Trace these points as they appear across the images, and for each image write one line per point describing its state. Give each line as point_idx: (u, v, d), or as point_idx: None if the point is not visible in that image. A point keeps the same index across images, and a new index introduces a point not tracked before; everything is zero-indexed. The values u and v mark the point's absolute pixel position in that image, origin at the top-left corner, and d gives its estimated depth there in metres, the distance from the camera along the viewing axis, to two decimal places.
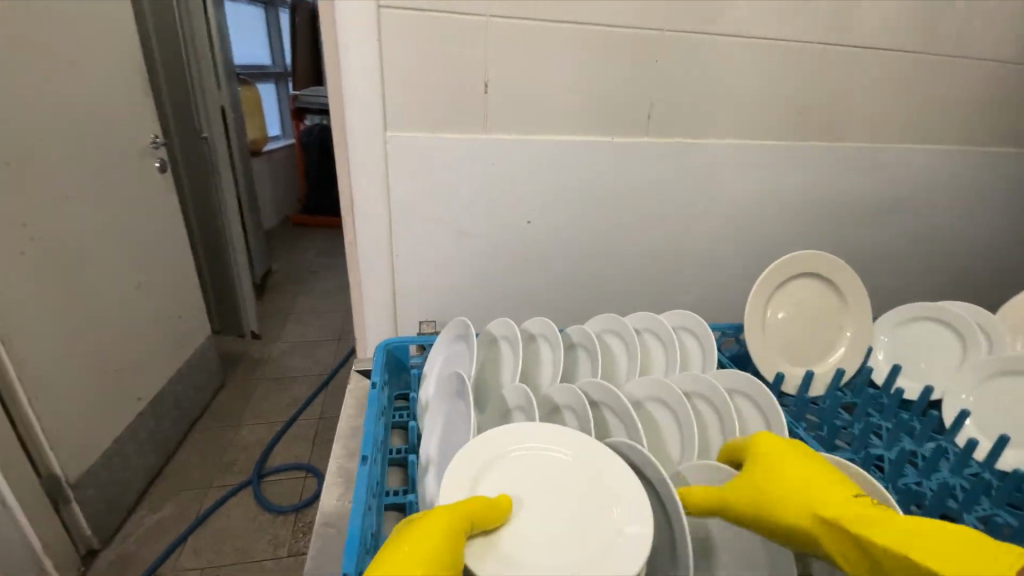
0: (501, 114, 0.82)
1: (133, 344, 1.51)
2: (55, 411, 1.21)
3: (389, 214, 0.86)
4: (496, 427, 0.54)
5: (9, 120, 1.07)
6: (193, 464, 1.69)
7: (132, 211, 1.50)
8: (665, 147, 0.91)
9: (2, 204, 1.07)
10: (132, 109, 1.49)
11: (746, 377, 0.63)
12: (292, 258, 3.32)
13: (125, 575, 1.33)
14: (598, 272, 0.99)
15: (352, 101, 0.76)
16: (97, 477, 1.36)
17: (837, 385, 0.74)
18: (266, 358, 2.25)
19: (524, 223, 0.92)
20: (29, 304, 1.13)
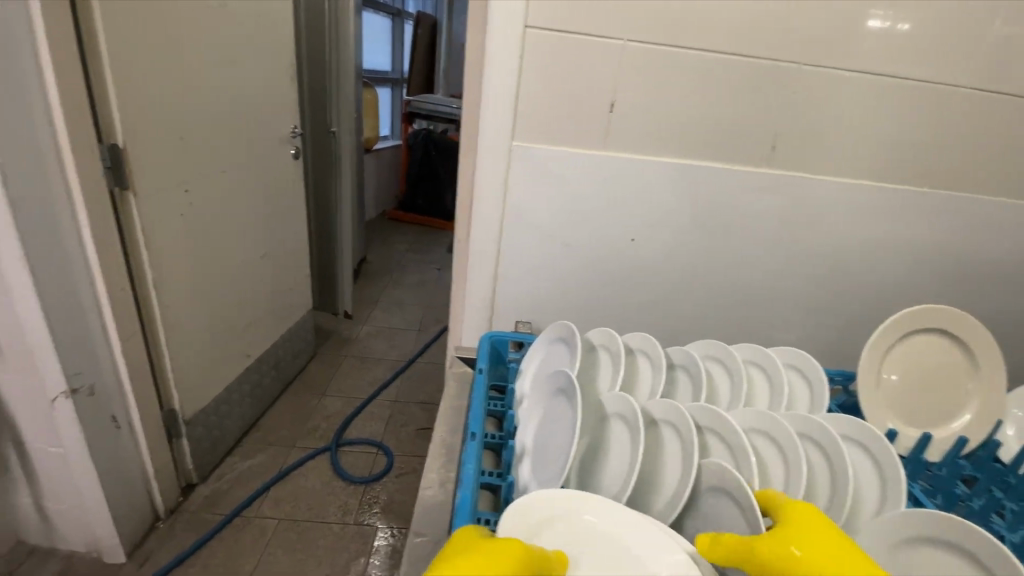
0: (620, 133, 0.85)
1: (249, 307, 1.70)
2: (182, 354, 1.40)
3: (502, 218, 0.91)
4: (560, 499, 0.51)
5: (186, 102, 1.28)
6: (281, 423, 1.85)
7: (267, 190, 1.70)
8: (783, 182, 0.89)
9: (173, 172, 1.26)
10: (279, 102, 1.70)
11: (857, 422, 0.63)
12: (386, 250, 3.54)
13: (215, 510, 1.49)
14: (697, 298, 0.98)
15: (486, 111, 0.83)
16: (205, 418, 1.54)
17: (956, 454, 0.71)
18: (353, 339, 2.41)
19: (628, 241, 0.93)
20: (177, 259, 1.33)
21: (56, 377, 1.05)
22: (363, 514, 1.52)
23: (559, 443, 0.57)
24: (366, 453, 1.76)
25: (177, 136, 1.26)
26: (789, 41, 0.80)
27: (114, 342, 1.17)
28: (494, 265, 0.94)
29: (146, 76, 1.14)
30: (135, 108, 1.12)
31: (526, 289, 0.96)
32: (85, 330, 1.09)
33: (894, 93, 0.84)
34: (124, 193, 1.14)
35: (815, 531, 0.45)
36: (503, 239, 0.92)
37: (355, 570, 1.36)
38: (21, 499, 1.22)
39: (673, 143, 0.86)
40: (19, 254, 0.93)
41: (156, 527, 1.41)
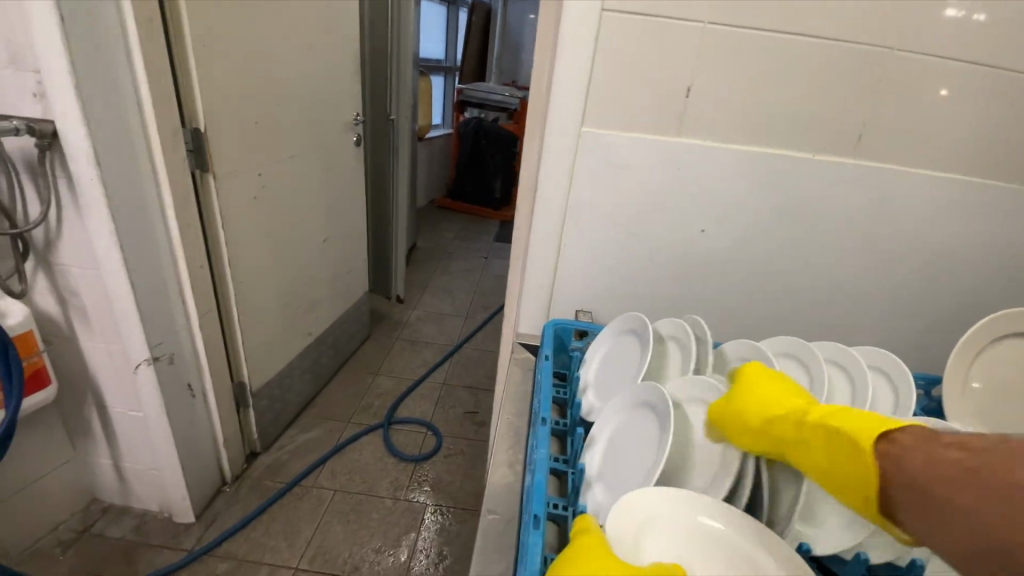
0: (696, 119, 0.82)
1: (311, 287, 1.77)
2: (250, 330, 1.48)
3: (567, 206, 0.90)
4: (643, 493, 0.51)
5: (261, 89, 1.33)
6: (336, 400, 1.93)
7: (330, 175, 1.76)
8: (871, 173, 0.84)
9: (248, 156, 1.33)
10: (343, 89, 1.75)
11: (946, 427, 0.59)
12: (435, 237, 3.59)
13: (277, 478, 1.57)
14: (768, 293, 0.94)
15: (557, 98, 0.82)
16: (269, 391, 1.63)
17: None
18: (404, 322, 2.47)
19: (698, 231, 0.90)
20: (249, 238, 1.40)
21: (140, 346, 1.13)
22: (413, 491, 1.57)
23: (636, 439, 0.57)
24: (416, 432, 1.81)
25: (252, 122, 1.32)
26: (890, 21, 0.74)
27: (191, 315, 1.25)
28: (557, 252, 0.94)
29: (225, 64, 1.19)
30: (216, 95, 1.18)
31: (587, 277, 0.95)
32: (168, 303, 1.17)
33: (1005, 78, 0.77)
34: (204, 174, 1.20)
35: (769, 389, 0.60)
36: (568, 227, 0.92)
37: (406, 544, 1.41)
38: (107, 457, 1.34)
39: (751, 131, 0.82)
40: (112, 230, 1.01)
41: (223, 491, 1.50)
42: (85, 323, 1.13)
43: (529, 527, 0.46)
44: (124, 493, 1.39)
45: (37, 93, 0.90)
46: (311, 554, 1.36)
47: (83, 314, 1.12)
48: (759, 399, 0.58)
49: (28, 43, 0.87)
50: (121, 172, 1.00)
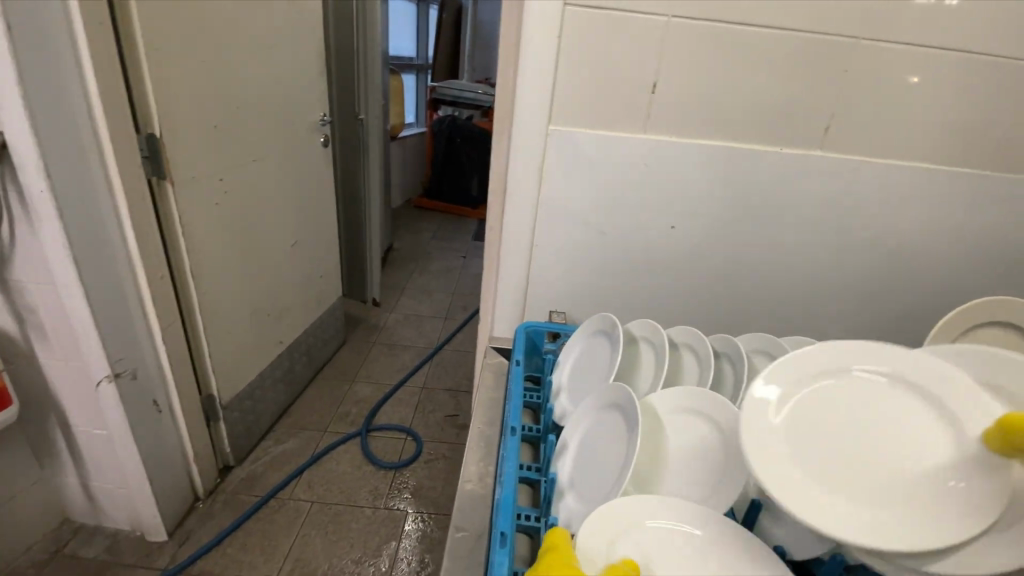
0: (662, 115, 0.81)
1: (282, 294, 1.72)
2: (218, 341, 1.43)
3: (537, 206, 0.88)
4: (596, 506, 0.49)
5: (220, 91, 1.29)
6: (313, 408, 1.89)
7: (298, 178, 1.71)
8: (836, 166, 0.84)
9: (208, 162, 1.28)
10: (309, 90, 1.70)
11: None
12: (412, 238, 3.55)
13: (252, 492, 1.53)
14: (739, 288, 0.95)
15: (522, 96, 0.80)
16: (241, 403, 1.58)
17: None
18: (382, 325, 2.43)
19: (668, 228, 0.90)
20: (212, 246, 1.35)
21: (101, 363, 1.08)
22: (394, 499, 1.54)
23: (603, 455, 0.56)
24: (396, 438, 1.78)
25: (211, 125, 1.28)
26: (849, 14, 0.74)
27: (153, 328, 1.20)
28: (528, 253, 0.92)
29: (181, 66, 1.15)
30: (171, 98, 1.13)
31: (559, 277, 0.94)
32: (127, 317, 1.12)
33: (964, 69, 0.78)
34: (161, 182, 1.16)
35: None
36: (538, 227, 0.90)
37: (387, 554, 1.38)
38: (72, 478, 1.28)
39: (719, 125, 0.82)
40: (65, 245, 0.95)
41: (196, 508, 1.45)
42: (40, 341, 1.07)
43: (496, 546, 0.45)
44: (92, 514, 1.33)
45: None
46: (289, 569, 1.32)
47: (37, 331, 1.06)
48: None
49: None
50: (75, 184, 0.94)
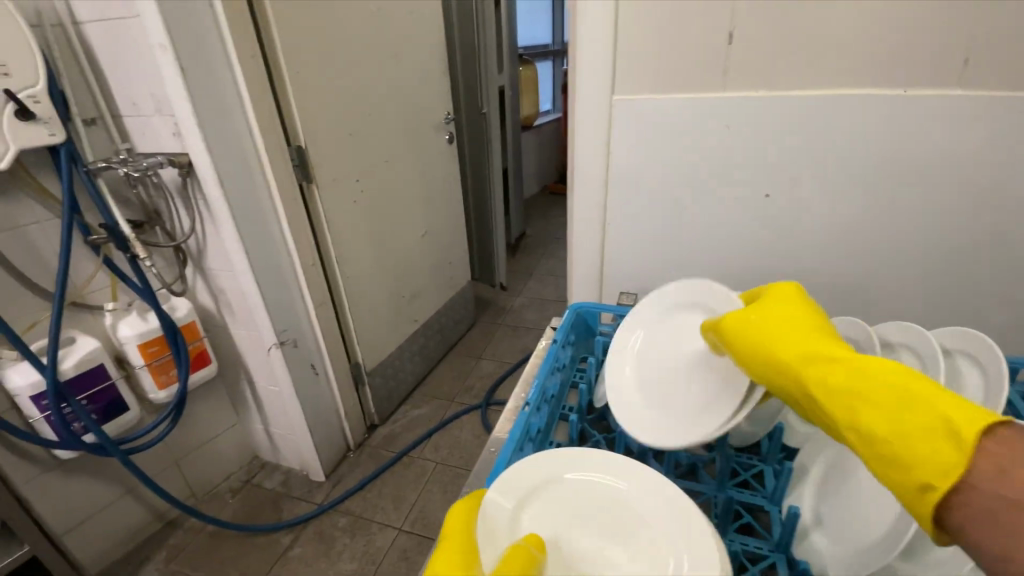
0: (747, 67, 0.71)
1: (415, 277, 1.93)
2: (360, 317, 1.67)
3: (608, 181, 0.86)
4: (511, 477, 0.52)
5: (354, 101, 1.49)
6: (444, 380, 2.10)
7: (425, 173, 1.89)
8: (1006, 101, 0.63)
9: (346, 165, 1.50)
10: (433, 90, 1.86)
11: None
12: (546, 224, 3.62)
13: (391, 447, 1.77)
14: (861, 264, 0.79)
15: (586, 68, 0.78)
16: (382, 371, 1.83)
17: None
18: (509, 308, 2.56)
19: (762, 197, 0.79)
20: (353, 237, 1.58)
21: (269, 333, 1.35)
22: None
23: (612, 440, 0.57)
24: None
25: (347, 133, 1.49)
26: None
27: (309, 306, 1.46)
28: (601, 232, 0.91)
29: (317, 85, 1.36)
30: (312, 114, 1.35)
31: (640, 255, 0.90)
32: (288, 297, 1.39)
33: None
34: (309, 185, 1.39)
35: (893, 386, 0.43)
36: (610, 203, 0.88)
37: None
38: (257, 423, 1.63)
39: (821, 70, 0.68)
40: (238, 240, 1.21)
41: (347, 457, 1.74)
42: (230, 314, 1.39)
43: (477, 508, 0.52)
44: (274, 453, 1.69)
45: (173, 132, 1.12)
46: (413, 517, 1.50)
47: (227, 307, 1.38)
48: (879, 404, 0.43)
49: (162, 95, 1.08)
50: (240, 191, 1.19)
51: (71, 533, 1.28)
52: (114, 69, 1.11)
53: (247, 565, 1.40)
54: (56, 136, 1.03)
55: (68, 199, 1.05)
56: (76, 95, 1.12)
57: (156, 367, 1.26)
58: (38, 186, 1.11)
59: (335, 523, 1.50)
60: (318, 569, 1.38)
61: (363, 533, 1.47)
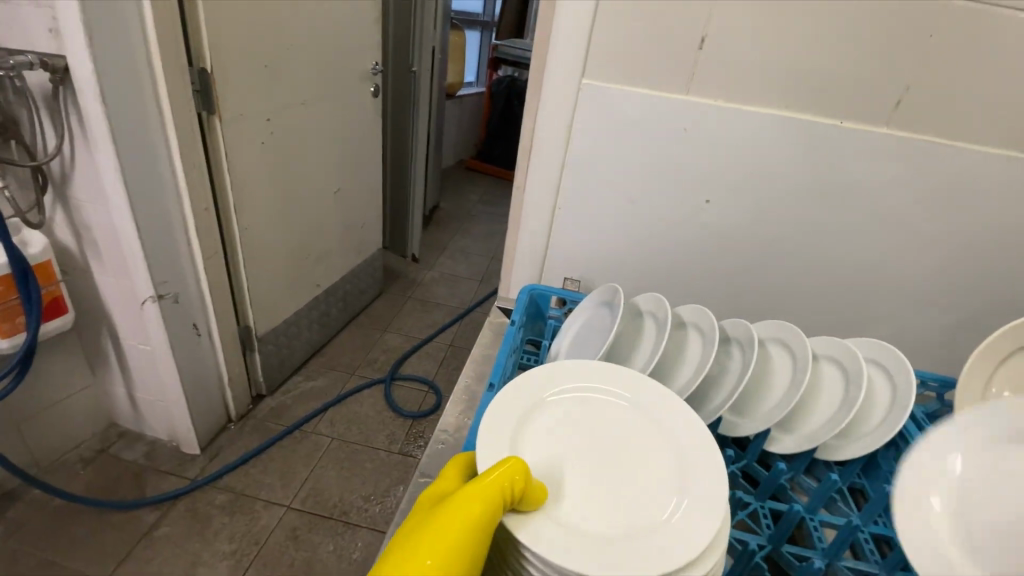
0: (712, 76, 0.74)
1: (323, 237, 1.78)
2: (256, 275, 1.50)
3: (563, 164, 0.85)
4: (507, 396, 0.51)
5: (274, 29, 1.31)
6: (344, 350, 1.97)
7: (345, 125, 1.73)
8: (907, 146, 0.74)
9: (257, 100, 1.32)
10: (362, 36, 1.70)
11: (896, 358, 0.65)
12: (459, 199, 3.54)
13: (281, 420, 1.63)
14: (773, 275, 0.87)
15: (557, 43, 0.76)
16: (276, 337, 1.67)
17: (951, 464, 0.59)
18: (418, 281, 2.47)
19: (703, 202, 0.84)
20: (258, 184, 1.41)
21: (146, 283, 1.16)
22: (410, 446, 1.60)
23: (583, 365, 0.58)
24: (417, 390, 1.83)
25: (262, 65, 1.30)
26: None
27: (197, 256, 1.27)
28: (549, 215, 0.90)
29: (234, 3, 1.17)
30: (223, 32, 1.16)
31: (582, 243, 0.92)
32: (172, 243, 1.19)
33: None
34: (210, 116, 1.20)
35: None
36: (562, 187, 0.87)
37: (394, 495, 1.45)
38: (118, 386, 1.40)
39: (772, 91, 0.74)
40: (118, 167, 1.00)
41: (228, 429, 1.57)
42: (96, 257, 1.16)
43: None
44: (137, 420, 1.46)
45: (51, 28, 0.89)
46: (304, 495, 1.41)
47: (92, 248, 1.14)
48: None
49: None
50: (128, 110, 0.98)
51: None
52: None
53: (99, 548, 1.20)
54: None
55: None
56: None
57: (2, 312, 1.01)
58: None
59: (212, 501, 1.35)
60: (190, 551, 1.23)
61: (246, 511, 1.34)
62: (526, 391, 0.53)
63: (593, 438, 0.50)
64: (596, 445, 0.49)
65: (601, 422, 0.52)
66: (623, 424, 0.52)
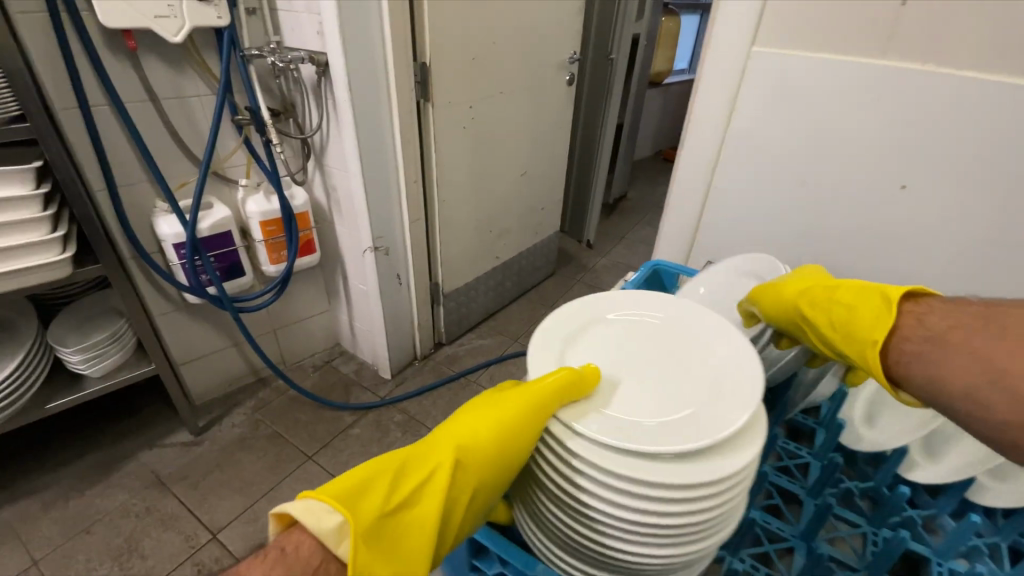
0: (922, 35, 0.61)
1: (507, 212, 1.97)
2: (447, 240, 1.75)
3: (723, 140, 0.81)
4: (557, 315, 0.58)
5: (485, 26, 1.50)
6: (513, 318, 2.16)
7: (538, 112, 1.88)
8: None
9: (464, 89, 1.53)
10: (563, 27, 1.81)
11: None
12: (649, 190, 3.45)
13: (452, 367, 1.89)
14: (998, 288, 0.68)
15: (727, 10, 0.72)
16: (458, 296, 1.93)
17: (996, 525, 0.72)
18: (591, 266, 2.53)
19: (897, 187, 0.70)
20: (458, 162, 1.64)
21: (367, 235, 1.47)
22: None
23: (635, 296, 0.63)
24: None
25: (471, 58, 1.50)
26: None
27: (405, 218, 1.56)
28: (702, 194, 0.87)
29: (452, 7, 1.37)
30: (443, 31, 1.38)
31: (738, 226, 0.86)
32: (388, 206, 1.49)
33: None
34: (426, 103, 1.44)
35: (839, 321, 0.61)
36: (719, 165, 0.83)
37: None
38: (343, 314, 1.81)
39: (1015, 50, 0.57)
40: (354, 142, 1.30)
41: (413, 365, 1.89)
42: (338, 212, 1.52)
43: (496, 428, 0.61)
44: (352, 343, 1.87)
45: (317, 31, 1.20)
46: None
47: (336, 204, 1.50)
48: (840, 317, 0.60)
49: None
50: (365, 96, 1.27)
51: (185, 364, 1.55)
52: None
53: (315, 431, 1.60)
54: (222, 20, 1.16)
55: (224, 81, 1.18)
56: None
57: (271, 245, 1.41)
58: (201, 63, 1.23)
59: (391, 418, 1.66)
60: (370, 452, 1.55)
61: (413, 433, 1.61)
62: (574, 312, 0.59)
63: (637, 352, 0.55)
64: (639, 357, 0.54)
65: (649, 342, 0.56)
66: (670, 343, 0.56)
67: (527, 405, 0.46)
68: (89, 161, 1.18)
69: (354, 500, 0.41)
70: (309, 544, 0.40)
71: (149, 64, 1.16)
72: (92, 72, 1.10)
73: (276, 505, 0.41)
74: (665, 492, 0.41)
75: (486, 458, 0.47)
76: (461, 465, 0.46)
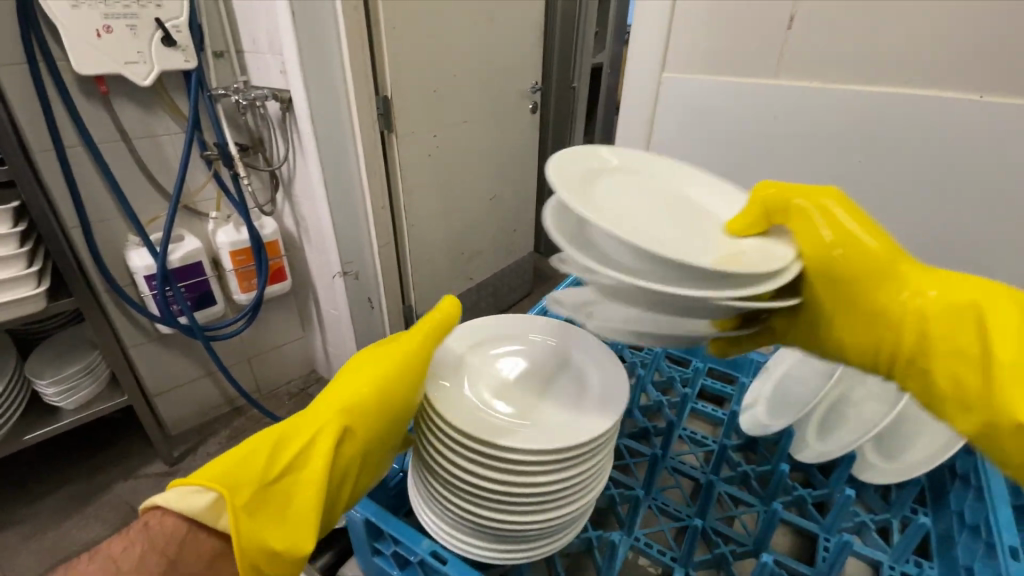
0: (803, 57, 0.69)
1: (477, 235, 2.03)
2: (418, 264, 1.80)
3: (648, 157, 0.88)
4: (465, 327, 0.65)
5: (444, 60, 1.59)
6: None
7: (503, 138, 1.96)
8: None
9: (428, 120, 1.61)
10: (523, 59, 1.91)
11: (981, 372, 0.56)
12: None
13: None
14: None
15: (639, 40, 0.81)
16: None
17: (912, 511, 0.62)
18: None
19: (802, 195, 0.76)
20: (425, 189, 1.70)
21: (336, 262, 1.52)
22: None
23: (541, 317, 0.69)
24: None
25: (432, 90, 1.58)
26: None
27: (374, 245, 1.60)
28: None
29: (410, 44, 1.46)
30: (403, 66, 1.46)
31: None
32: (356, 232, 1.54)
33: None
34: (389, 134, 1.51)
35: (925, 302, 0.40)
36: None
37: None
38: (318, 340, 1.84)
39: (880, 68, 0.64)
40: (319, 172, 1.36)
41: None
42: (308, 240, 1.57)
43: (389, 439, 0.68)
44: (329, 369, 1.89)
45: (281, 70, 1.27)
46: None
47: (306, 233, 1.56)
48: (946, 338, 0.39)
49: (275, 34, 1.22)
50: (327, 126, 1.33)
51: (159, 396, 1.57)
52: (241, 7, 1.27)
53: None
54: (190, 63, 1.23)
55: (192, 118, 1.24)
56: (210, 27, 1.29)
57: (242, 274, 1.46)
58: (171, 103, 1.30)
59: None
60: None
61: None
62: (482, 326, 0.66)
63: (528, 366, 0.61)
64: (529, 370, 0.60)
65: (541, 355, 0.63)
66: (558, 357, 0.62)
67: (404, 357, 0.53)
68: (63, 199, 1.23)
69: (232, 480, 0.43)
70: (172, 520, 0.45)
71: (120, 105, 1.23)
72: (64, 115, 1.16)
73: (146, 499, 0.46)
74: (529, 452, 0.46)
75: (372, 415, 0.50)
76: (350, 433, 0.49)
